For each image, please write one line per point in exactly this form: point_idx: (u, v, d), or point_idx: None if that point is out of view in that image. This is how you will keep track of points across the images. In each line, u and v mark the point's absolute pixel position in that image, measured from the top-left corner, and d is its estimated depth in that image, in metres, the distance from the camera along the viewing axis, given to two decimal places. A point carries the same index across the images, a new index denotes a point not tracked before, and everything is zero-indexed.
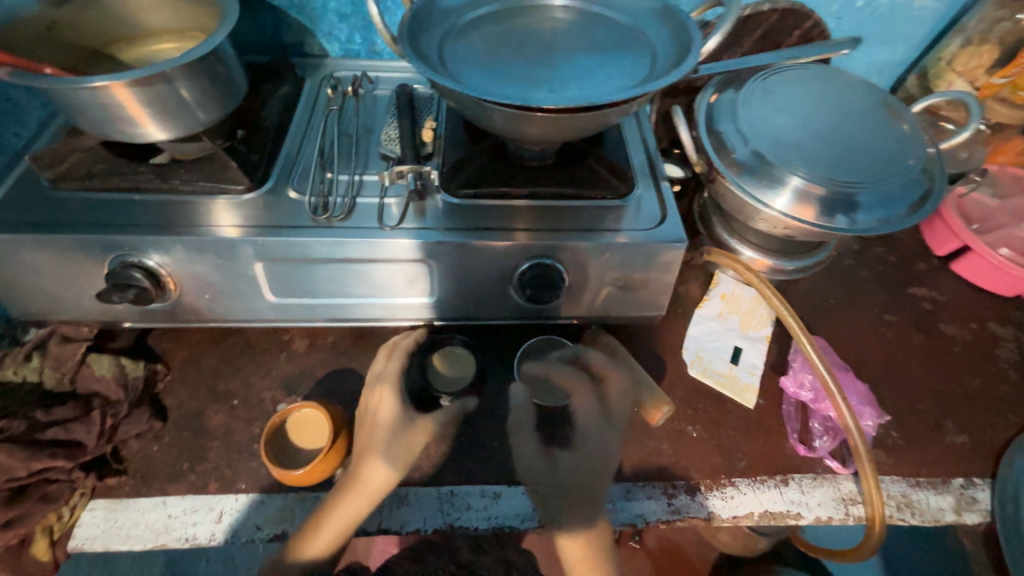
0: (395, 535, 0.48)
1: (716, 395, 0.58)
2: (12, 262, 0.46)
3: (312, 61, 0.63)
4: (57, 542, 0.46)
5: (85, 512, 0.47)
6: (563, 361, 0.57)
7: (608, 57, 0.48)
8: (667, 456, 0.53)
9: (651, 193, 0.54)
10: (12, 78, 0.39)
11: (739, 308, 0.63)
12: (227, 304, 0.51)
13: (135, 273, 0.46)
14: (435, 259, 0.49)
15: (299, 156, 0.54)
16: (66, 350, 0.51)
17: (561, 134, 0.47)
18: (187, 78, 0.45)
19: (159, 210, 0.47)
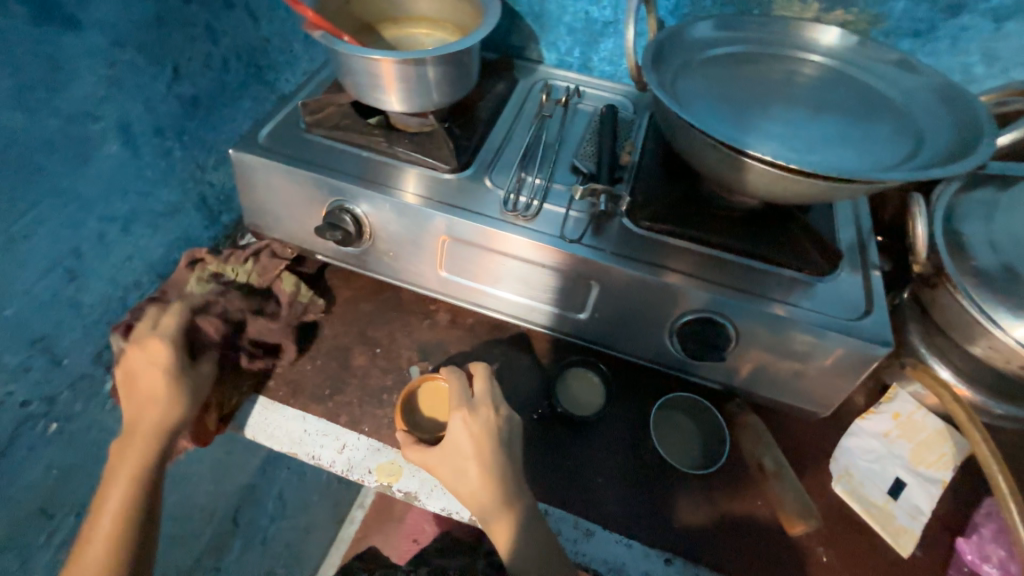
0: None
1: (862, 525, 0.50)
2: (262, 180, 0.54)
3: (529, 66, 0.67)
4: (223, 419, 0.53)
5: (248, 401, 0.54)
6: (701, 423, 0.54)
7: (859, 126, 0.45)
8: (787, 570, 0.47)
9: (855, 279, 0.48)
10: (323, 39, 0.48)
11: (913, 436, 0.53)
12: (402, 264, 0.56)
13: (346, 217, 0.52)
14: (598, 279, 0.49)
15: (502, 150, 0.57)
16: (273, 263, 0.58)
17: (775, 195, 0.44)
18: (440, 63, 0.51)
19: (373, 168, 0.54)
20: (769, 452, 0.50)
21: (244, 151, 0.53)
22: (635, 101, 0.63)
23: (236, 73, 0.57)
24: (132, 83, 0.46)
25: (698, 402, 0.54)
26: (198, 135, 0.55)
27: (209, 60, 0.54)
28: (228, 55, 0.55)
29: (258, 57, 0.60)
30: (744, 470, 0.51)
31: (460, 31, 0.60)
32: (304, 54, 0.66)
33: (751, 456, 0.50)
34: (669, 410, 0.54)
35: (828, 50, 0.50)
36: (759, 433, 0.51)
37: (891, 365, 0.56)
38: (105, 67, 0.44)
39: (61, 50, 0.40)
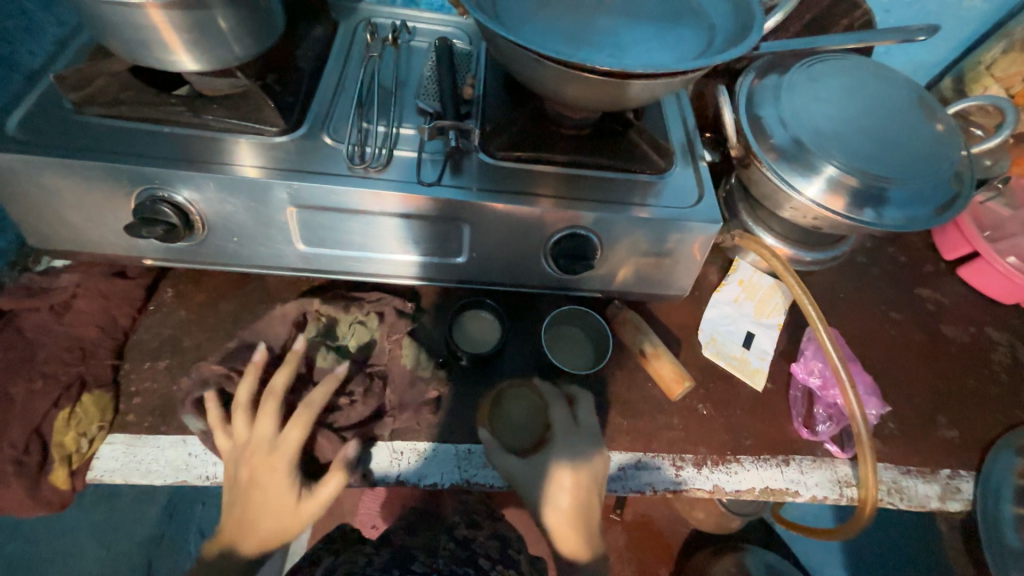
0: (414, 487, 0.49)
1: (728, 376, 0.60)
2: (32, 184, 0.44)
3: (347, 4, 0.60)
4: (76, 472, 0.46)
5: (104, 445, 0.47)
6: (588, 331, 0.58)
7: (666, 27, 0.48)
8: (677, 431, 0.55)
9: (688, 172, 0.54)
10: None
11: (756, 295, 0.64)
12: (254, 248, 0.50)
13: (164, 208, 0.44)
14: (466, 219, 0.49)
15: (336, 102, 0.52)
16: (117, 286, 0.52)
17: (606, 104, 0.47)
18: (228, 7, 0.43)
19: (186, 144, 0.46)
20: (645, 337, 0.56)
21: None
22: (470, 31, 0.61)
23: None
24: None
25: (590, 316, 0.57)
26: None
27: None
28: None
29: None
30: (633, 360, 0.57)
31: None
32: (48, 17, 0.52)
33: (633, 345, 0.56)
34: (559, 327, 0.58)
35: None
36: (637, 325, 0.57)
37: (726, 240, 0.65)
38: None
39: None
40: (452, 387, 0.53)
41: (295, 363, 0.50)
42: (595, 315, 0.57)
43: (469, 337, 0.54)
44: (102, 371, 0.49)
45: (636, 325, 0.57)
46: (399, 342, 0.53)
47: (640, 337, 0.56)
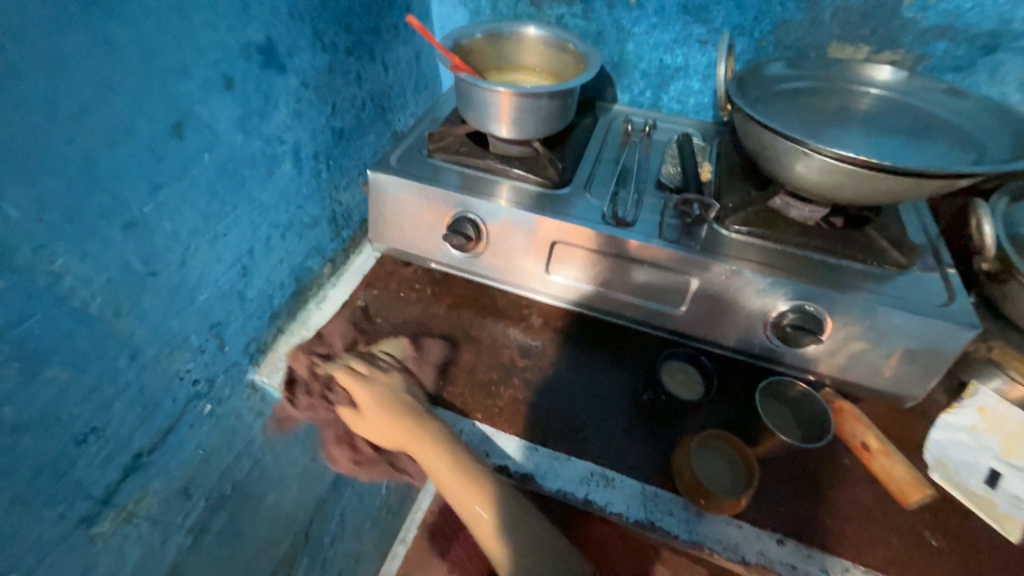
0: (600, 510, 0.51)
1: (965, 513, 0.51)
2: (392, 196, 0.64)
3: (606, 105, 0.77)
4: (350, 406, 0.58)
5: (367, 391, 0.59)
6: (796, 411, 0.58)
7: (923, 142, 0.52)
8: (897, 553, 0.48)
9: (933, 276, 0.53)
10: (461, 76, 0.60)
11: (1001, 429, 0.56)
12: (511, 267, 0.63)
13: (468, 224, 0.61)
14: (696, 275, 0.56)
15: (594, 171, 0.66)
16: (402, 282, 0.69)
17: (856, 196, 0.50)
18: (551, 98, 0.60)
19: (491, 185, 0.63)
20: (865, 430, 0.54)
21: (380, 172, 0.63)
22: (706, 132, 0.72)
23: (368, 110, 0.69)
24: (306, 116, 0.58)
25: (812, 401, 0.57)
26: (338, 161, 0.66)
27: (354, 101, 0.66)
28: (364, 97, 0.67)
29: (383, 101, 0.72)
30: (839, 455, 0.54)
31: (560, 76, 0.70)
32: (412, 101, 0.79)
33: (852, 436, 0.54)
34: (767, 399, 0.59)
35: (884, 83, 0.59)
36: (854, 416, 0.55)
37: (974, 349, 0.57)
38: (294, 103, 0.55)
39: (271, 88, 0.52)
40: (645, 426, 0.57)
41: (506, 370, 0.61)
42: (816, 396, 0.56)
43: (677, 381, 0.59)
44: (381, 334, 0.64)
45: (854, 415, 0.55)
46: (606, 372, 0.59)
47: (861, 431, 0.54)
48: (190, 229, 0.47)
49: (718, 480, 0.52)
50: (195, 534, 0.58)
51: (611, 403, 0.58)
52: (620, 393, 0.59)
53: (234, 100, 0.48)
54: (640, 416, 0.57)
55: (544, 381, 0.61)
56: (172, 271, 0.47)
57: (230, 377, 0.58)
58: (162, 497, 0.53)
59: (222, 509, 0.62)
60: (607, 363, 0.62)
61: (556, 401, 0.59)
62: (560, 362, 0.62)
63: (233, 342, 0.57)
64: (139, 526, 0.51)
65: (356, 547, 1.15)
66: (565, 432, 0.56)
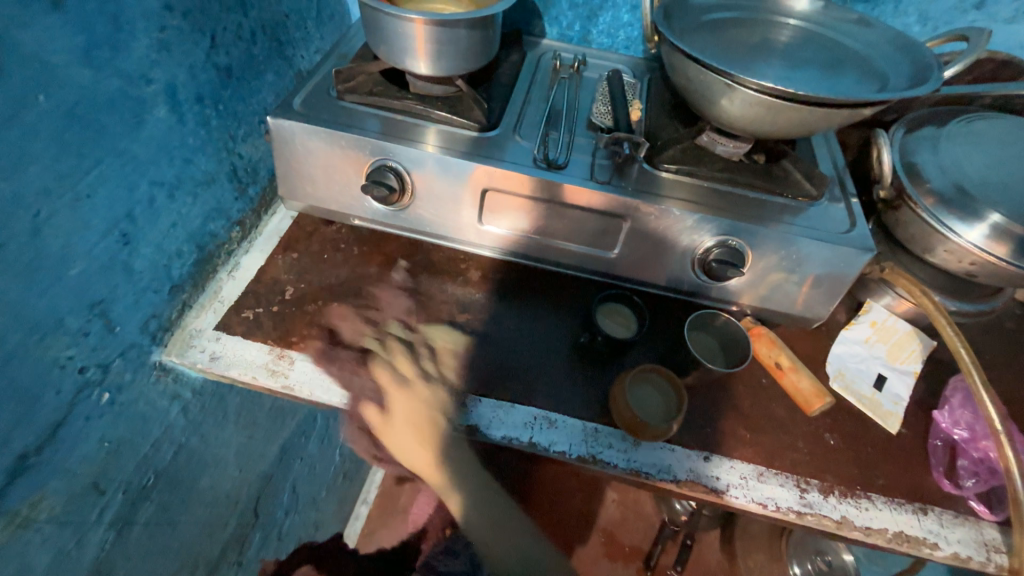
0: (544, 451, 0.52)
1: (857, 413, 0.59)
2: (300, 145, 0.57)
3: (534, 40, 0.72)
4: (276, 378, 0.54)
5: (295, 361, 0.55)
6: (721, 341, 0.62)
7: (835, 73, 0.53)
8: (802, 454, 0.55)
9: (839, 206, 0.57)
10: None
11: (888, 339, 0.63)
12: (442, 218, 0.60)
13: (389, 174, 0.56)
14: (628, 216, 0.55)
15: (524, 111, 0.62)
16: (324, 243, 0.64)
17: (775, 129, 0.51)
18: (470, 28, 0.55)
19: (413, 129, 0.58)
20: (780, 351, 0.59)
21: (282, 118, 0.55)
22: (636, 69, 0.70)
23: (261, 44, 0.59)
24: (178, 49, 0.48)
25: (735, 329, 0.61)
26: (231, 106, 0.57)
27: (240, 31, 0.56)
28: (252, 27, 0.57)
29: (278, 33, 0.62)
30: (757, 377, 0.59)
31: (481, 4, 0.63)
32: (315, 35, 0.69)
33: (768, 358, 0.59)
34: (696, 331, 0.62)
35: (801, 13, 0.59)
36: (770, 340, 0.60)
37: (870, 271, 0.63)
38: (158, 32, 0.46)
39: (123, 11, 0.42)
40: (584, 368, 0.58)
41: (444, 326, 0.60)
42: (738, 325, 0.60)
43: (613, 322, 0.60)
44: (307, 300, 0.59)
45: (770, 339, 0.60)
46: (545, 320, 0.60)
47: (776, 353, 0.59)
48: (38, 191, 0.39)
49: (655, 410, 0.55)
50: (117, 530, 0.54)
51: (551, 349, 0.59)
52: (560, 339, 0.60)
53: (70, 26, 0.39)
54: (579, 359, 0.59)
55: (485, 334, 0.60)
56: (22, 243, 0.39)
57: (130, 360, 0.52)
58: (65, 498, 0.47)
59: (147, 500, 0.57)
60: (546, 311, 0.62)
61: (497, 352, 0.59)
62: (500, 314, 0.61)
63: (126, 322, 0.50)
64: (41, 532, 0.46)
65: (314, 514, 1.14)
66: (508, 381, 0.56)
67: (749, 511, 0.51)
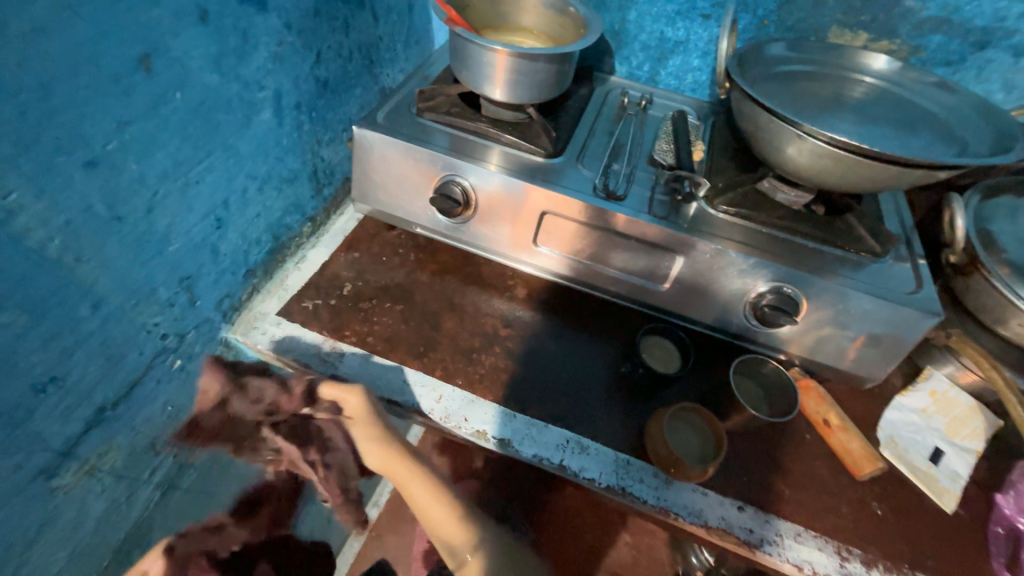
0: (574, 476, 0.52)
1: (909, 485, 0.55)
2: (378, 154, 0.61)
3: (603, 76, 0.76)
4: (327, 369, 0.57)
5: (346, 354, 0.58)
6: (766, 390, 0.61)
7: (910, 133, 0.53)
8: (845, 520, 0.52)
9: (904, 266, 0.56)
10: (457, 30, 0.57)
11: (948, 412, 0.60)
12: (497, 235, 0.62)
13: (456, 189, 0.59)
14: (681, 252, 0.56)
15: (588, 143, 0.65)
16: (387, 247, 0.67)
17: (843, 182, 0.51)
18: (549, 62, 0.58)
19: (484, 150, 0.61)
20: (828, 409, 0.57)
21: (366, 128, 0.60)
22: (701, 111, 0.72)
23: (355, 62, 0.65)
24: (288, 60, 0.54)
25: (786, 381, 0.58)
26: (322, 114, 0.63)
27: (340, 49, 0.62)
28: (350, 46, 0.63)
29: (371, 52, 0.68)
30: (800, 429, 0.57)
31: (559, 41, 0.67)
32: (402, 57, 0.75)
33: (815, 413, 0.57)
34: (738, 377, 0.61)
35: (877, 72, 0.59)
36: (819, 395, 0.58)
37: (934, 336, 0.60)
38: (275, 45, 0.52)
39: (252, 25, 0.48)
40: (621, 399, 0.58)
41: (488, 338, 0.61)
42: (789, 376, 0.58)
43: (656, 356, 0.60)
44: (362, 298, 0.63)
45: (818, 394, 0.58)
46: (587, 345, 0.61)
47: (825, 410, 0.57)
48: (160, 173, 0.44)
49: (690, 447, 0.54)
50: (163, 491, 0.57)
51: (588, 375, 0.60)
52: (599, 366, 0.60)
53: (209, 35, 0.44)
54: (618, 388, 0.59)
55: (526, 351, 0.61)
56: (139, 217, 0.44)
57: (201, 333, 0.56)
58: (127, 452, 0.51)
59: (192, 466, 0.61)
60: (588, 335, 0.63)
61: (536, 371, 0.60)
62: (543, 333, 0.63)
63: (205, 298, 0.55)
64: (103, 481, 0.50)
65: (329, 508, 1.16)
66: (544, 401, 0.57)
67: (782, 571, 0.48)
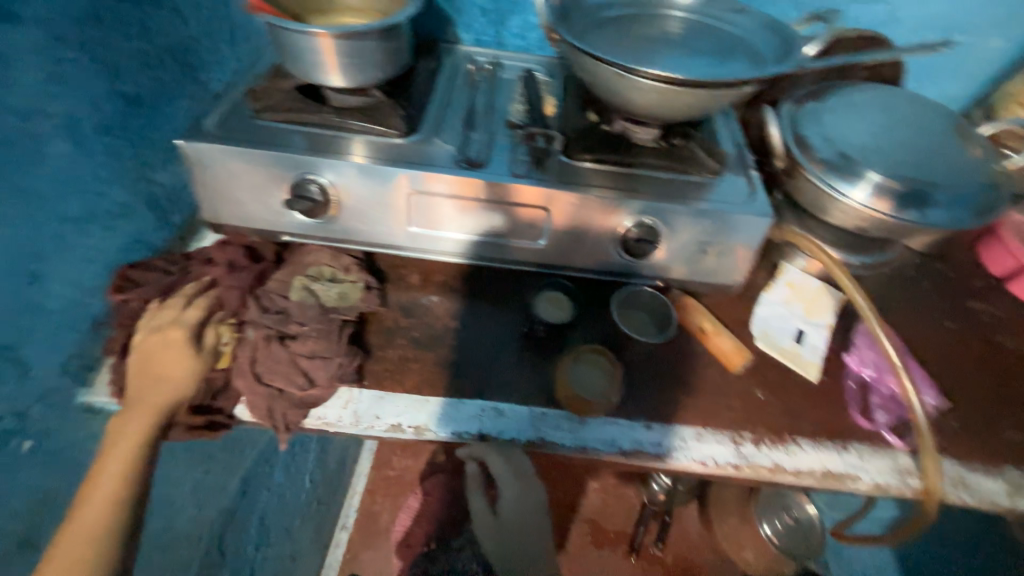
0: (493, 440, 0.54)
1: (782, 367, 0.63)
2: (220, 168, 0.56)
3: (450, 46, 0.74)
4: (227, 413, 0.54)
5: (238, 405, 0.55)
6: (651, 314, 0.66)
7: (720, 57, 0.58)
8: (736, 412, 0.58)
9: (739, 178, 0.62)
10: (266, 19, 0.53)
11: (804, 296, 0.69)
12: (372, 227, 0.61)
13: (312, 188, 0.57)
14: (548, 206, 0.58)
15: (442, 117, 0.64)
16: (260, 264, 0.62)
17: (673, 112, 0.55)
18: (379, 39, 0.57)
19: (338, 142, 0.58)
20: (706, 317, 0.63)
21: (195, 140, 0.55)
22: (550, 67, 0.73)
23: (170, 71, 0.59)
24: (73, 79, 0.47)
25: (660, 302, 0.65)
26: (143, 133, 0.57)
27: (141, 57, 0.55)
28: (159, 53, 0.57)
29: (190, 56, 0.62)
30: (686, 341, 0.63)
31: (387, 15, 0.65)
32: (231, 55, 0.69)
33: (691, 323, 0.63)
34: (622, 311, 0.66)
35: (686, 5, 0.64)
36: (692, 306, 0.64)
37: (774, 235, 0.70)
38: (49, 64, 0.45)
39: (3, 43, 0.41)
40: (529, 359, 0.60)
41: (386, 332, 0.61)
42: (661, 297, 0.65)
43: (552, 308, 0.63)
44: (230, 324, 0.57)
45: (691, 305, 0.64)
46: (487, 313, 0.63)
47: (702, 322, 0.62)
48: None
49: (594, 382, 0.57)
50: None
51: (490, 344, 0.61)
52: (501, 332, 0.62)
53: None
54: (524, 350, 0.61)
55: (431, 337, 0.61)
56: None
57: (56, 402, 0.52)
58: None
59: None
60: (486, 305, 0.64)
61: (442, 352, 0.60)
62: (444, 314, 0.63)
63: (41, 363, 0.50)
64: None
65: (289, 546, 1.10)
66: (454, 379, 0.58)
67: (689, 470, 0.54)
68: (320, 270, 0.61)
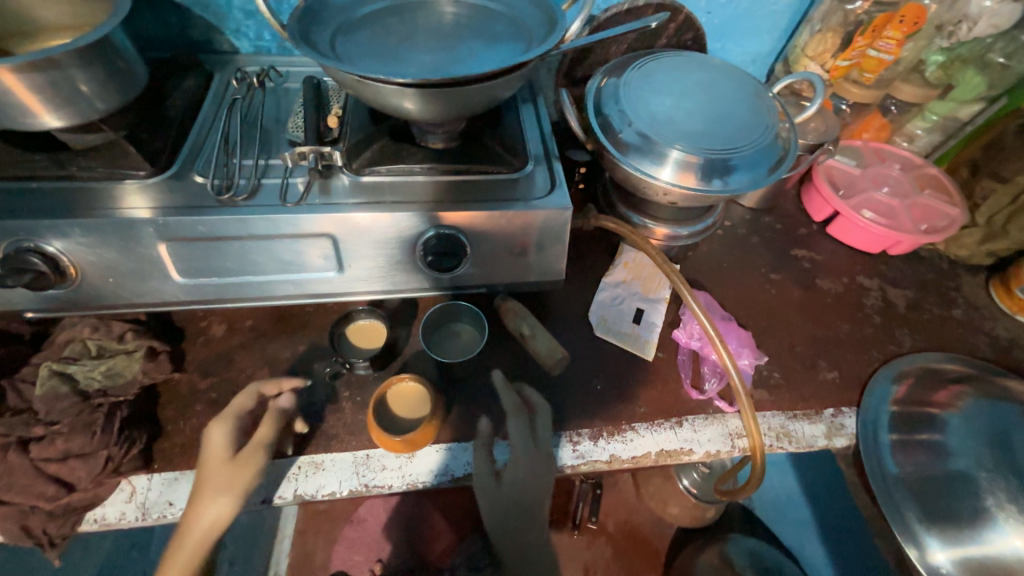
0: (313, 498, 0.50)
1: (620, 352, 0.63)
2: None
3: (222, 58, 0.66)
4: None
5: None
6: (473, 320, 0.61)
7: (487, 44, 0.54)
8: (572, 408, 0.57)
9: (542, 169, 0.59)
10: None
11: (640, 274, 0.69)
12: (133, 287, 0.51)
13: (32, 258, 0.46)
14: (335, 232, 0.52)
15: (203, 146, 0.56)
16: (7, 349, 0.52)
17: (446, 113, 0.50)
18: (82, 66, 0.46)
19: (67, 197, 0.48)
20: (525, 321, 0.59)
21: None
22: None
23: None
24: None
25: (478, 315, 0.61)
26: None
27: None
28: None
29: None
30: (515, 344, 0.61)
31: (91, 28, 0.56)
32: None
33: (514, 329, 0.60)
34: (442, 327, 0.62)
35: None
36: (518, 311, 0.60)
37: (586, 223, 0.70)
38: None
39: None
40: (353, 399, 0.56)
41: (181, 398, 0.54)
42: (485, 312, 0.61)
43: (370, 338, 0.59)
44: None
45: (511, 309, 0.60)
46: (304, 353, 0.59)
47: (522, 325, 0.59)
48: None
49: (410, 410, 0.54)
50: None
51: (308, 389, 0.56)
52: (320, 374, 0.57)
53: None
54: (345, 390, 0.56)
55: (236, 393, 0.55)
56: None
57: None
58: None
59: None
60: (303, 347, 0.59)
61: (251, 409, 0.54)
62: (253, 363, 0.57)
63: None
64: None
65: None
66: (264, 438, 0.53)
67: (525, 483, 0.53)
68: (83, 347, 0.53)
